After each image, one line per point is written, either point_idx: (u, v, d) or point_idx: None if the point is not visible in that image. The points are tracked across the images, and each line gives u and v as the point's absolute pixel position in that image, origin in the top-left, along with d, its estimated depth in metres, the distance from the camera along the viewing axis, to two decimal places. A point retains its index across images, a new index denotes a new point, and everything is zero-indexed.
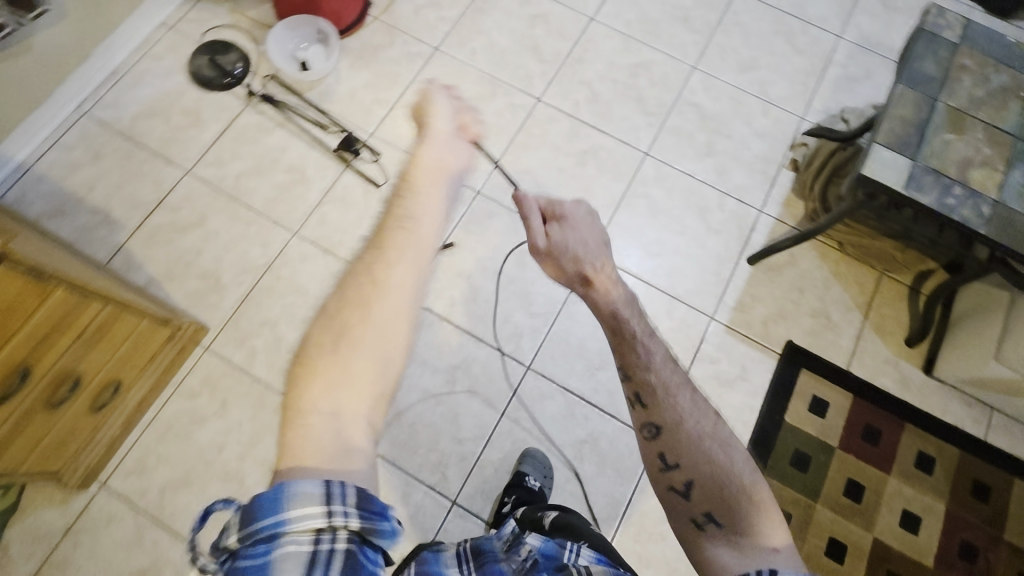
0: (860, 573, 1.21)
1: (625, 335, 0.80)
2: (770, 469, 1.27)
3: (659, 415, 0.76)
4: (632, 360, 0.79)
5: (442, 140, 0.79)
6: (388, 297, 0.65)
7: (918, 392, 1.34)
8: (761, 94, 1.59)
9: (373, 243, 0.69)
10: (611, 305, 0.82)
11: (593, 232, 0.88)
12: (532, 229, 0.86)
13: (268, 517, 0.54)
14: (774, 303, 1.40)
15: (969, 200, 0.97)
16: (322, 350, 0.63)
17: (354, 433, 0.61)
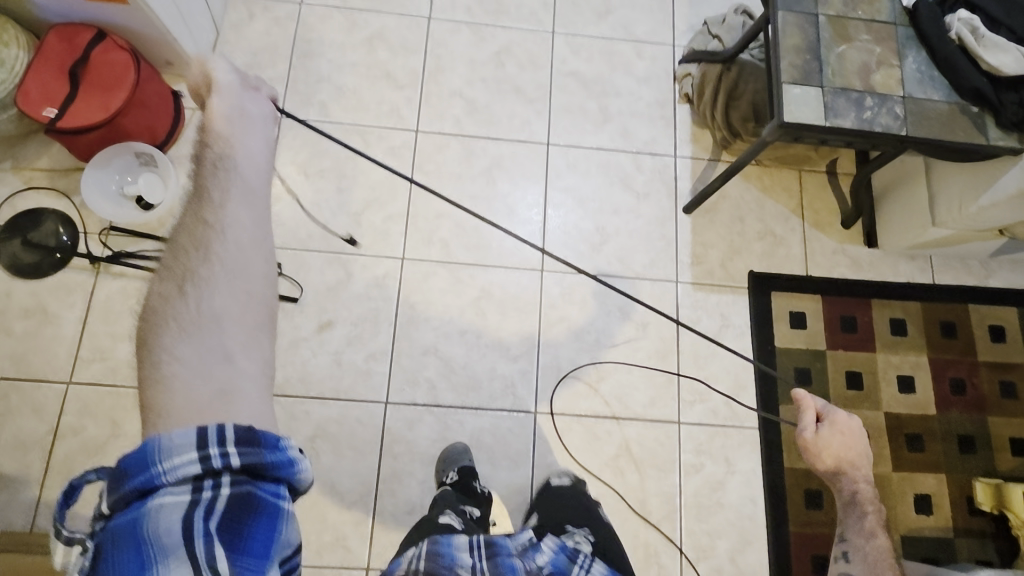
0: (887, 448, 1.31)
1: (846, 496, 1.09)
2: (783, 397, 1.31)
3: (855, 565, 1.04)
4: (853, 524, 1.08)
5: (230, 100, 0.76)
6: (227, 236, 0.63)
7: (871, 266, 1.42)
8: (628, 36, 1.53)
9: (195, 194, 0.67)
10: (849, 490, 1.09)
11: (852, 438, 1.08)
12: (805, 420, 1.08)
13: (139, 475, 0.53)
14: (724, 241, 1.41)
15: (881, 106, 0.98)
16: (168, 298, 0.61)
17: (233, 370, 0.59)
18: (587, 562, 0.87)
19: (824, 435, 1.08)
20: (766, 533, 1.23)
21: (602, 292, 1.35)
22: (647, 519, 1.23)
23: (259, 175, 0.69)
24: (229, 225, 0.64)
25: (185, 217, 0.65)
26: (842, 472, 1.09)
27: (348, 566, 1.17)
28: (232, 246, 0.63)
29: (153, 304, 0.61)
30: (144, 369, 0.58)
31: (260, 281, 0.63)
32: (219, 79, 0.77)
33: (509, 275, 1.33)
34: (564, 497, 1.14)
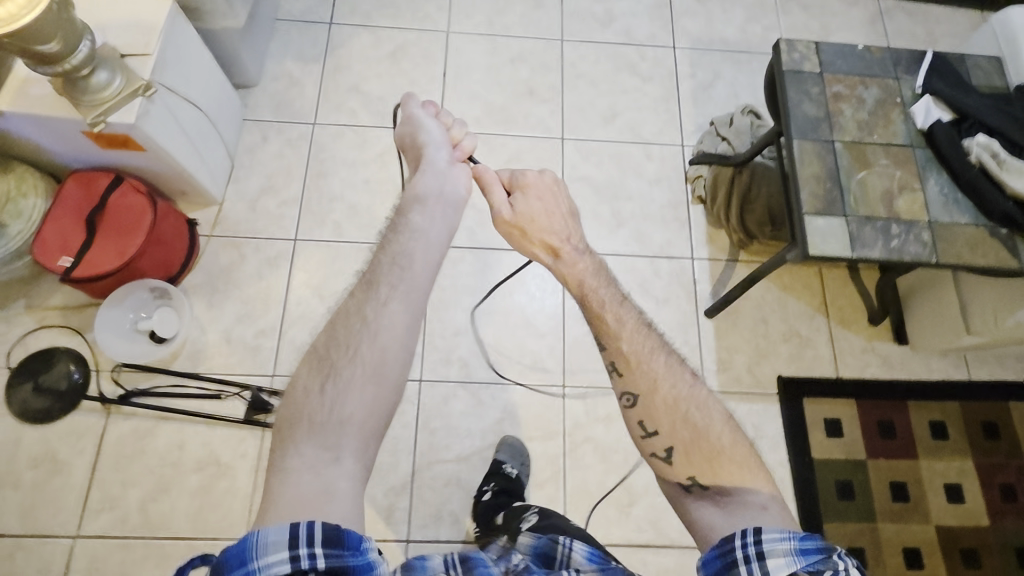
0: (942, 567, 1.23)
1: (590, 303, 0.78)
2: (825, 514, 1.25)
3: (635, 382, 0.72)
4: (606, 328, 0.76)
5: (434, 176, 0.87)
6: (376, 341, 0.70)
7: (902, 365, 1.37)
8: (636, 138, 1.56)
9: (365, 281, 0.76)
10: (574, 272, 0.81)
11: (554, 196, 0.88)
12: (494, 201, 0.88)
13: (238, 568, 0.52)
14: (749, 344, 1.37)
15: (908, 233, 0.96)
16: (308, 393, 0.67)
17: (340, 472, 0.62)
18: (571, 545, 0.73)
19: (515, 212, 0.86)
20: None
21: None
22: None
23: (422, 279, 0.76)
24: (382, 329, 0.70)
25: (348, 310, 0.73)
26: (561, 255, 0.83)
27: None
28: (376, 351, 0.69)
29: (295, 398, 0.68)
30: (276, 444, 0.65)
31: (394, 385, 0.69)
32: (429, 159, 0.90)
33: (530, 392, 1.30)
34: (554, 528, 0.92)
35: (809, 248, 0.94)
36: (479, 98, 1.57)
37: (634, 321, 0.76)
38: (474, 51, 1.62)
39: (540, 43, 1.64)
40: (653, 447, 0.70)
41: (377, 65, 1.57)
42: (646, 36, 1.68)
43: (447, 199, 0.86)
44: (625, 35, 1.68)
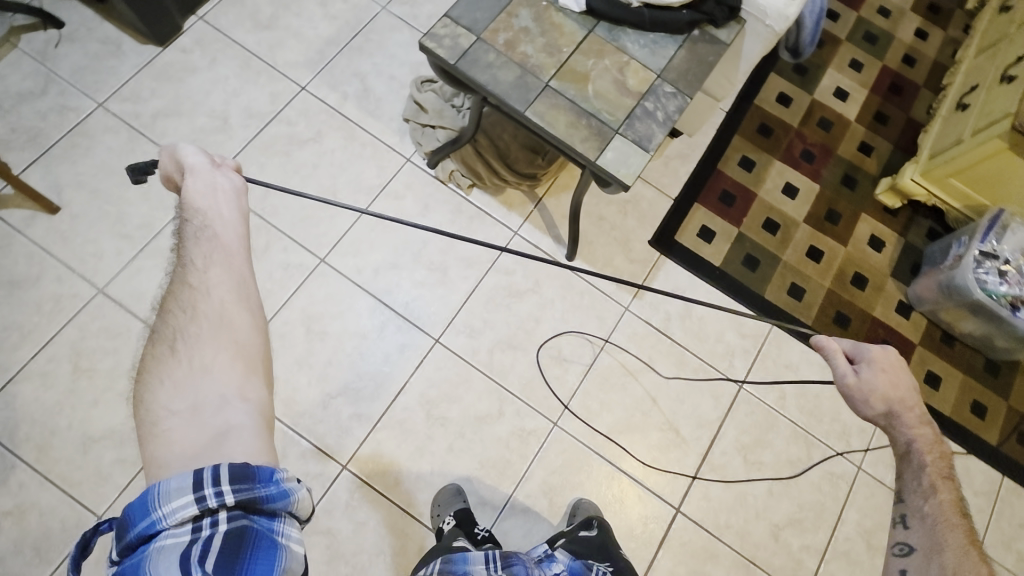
0: (827, 237, 1.57)
1: (910, 462, 0.82)
2: (759, 287, 1.50)
3: (916, 537, 0.77)
4: (912, 485, 0.81)
5: (202, 177, 0.75)
6: (211, 298, 0.64)
7: (691, 148, 1.60)
8: (370, 192, 1.42)
9: (177, 263, 0.68)
10: (906, 437, 0.83)
11: (902, 373, 0.86)
12: (837, 367, 0.86)
13: (141, 522, 0.48)
14: (613, 246, 1.49)
15: (657, 97, 1.03)
16: (158, 361, 0.59)
17: (232, 410, 0.57)
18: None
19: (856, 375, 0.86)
20: None
21: (605, 379, 1.37)
22: (802, 464, 1.37)
23: (237, 242, 0.72)
24: (212, 286, 0.65)
25: (167, 287, 0.66)
26: (897, 419, 0.84)
27: None
28: (216, 304, 0.64)
29: (141, 374, 0.59)
30: (135, 417, 0.56)
31: (252, 328, 0.64)
32: (188, 162, 0.76)
33: (542, 458, 1.28)
34: (600, 546, 0.97)
35: (625, 179, 0.98)
36: None
37: (954, 500, 0.78)
38: (149, 275, 1.28)
39: None
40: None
41: (82, 394, 1.18)
42: (271, 101, 1.46)
43: (225, 192, 0.75)
44: (252, 120, 1.44)
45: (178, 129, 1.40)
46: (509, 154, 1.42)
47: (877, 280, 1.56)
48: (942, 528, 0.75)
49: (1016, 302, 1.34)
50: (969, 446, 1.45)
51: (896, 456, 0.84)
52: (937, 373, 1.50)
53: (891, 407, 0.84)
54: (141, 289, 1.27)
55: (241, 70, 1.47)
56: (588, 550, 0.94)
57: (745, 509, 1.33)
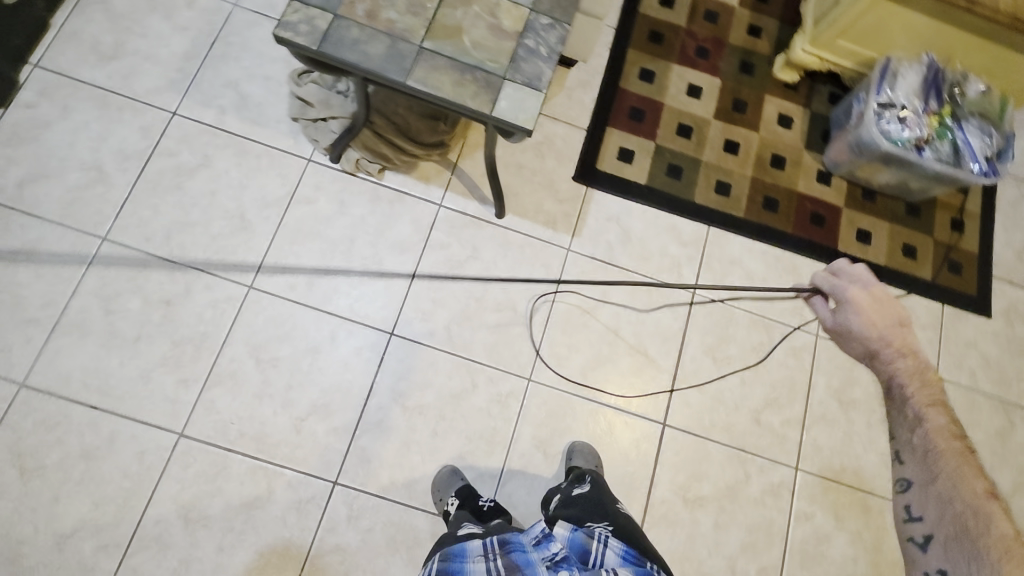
0: (739, 128, 1.60)
1: (894, 397, 0.86)
2: (687, 194, 1.53)
3: (911, 469, 0.80)
4: (900, 420, 0.84)
5: None
6: None
7: (589, 74, 1.58)
8: (280, 203, 1.35)
9: None
10: (888, 373, 0.87)
11: (886, 310, 0.91)
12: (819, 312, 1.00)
13: None
14: (539, 192, 1.47)
15: (535, 32, 1.00)
16: None
17: None
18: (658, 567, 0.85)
19: (838, 320, 0.95)
20: (788, 252, 1.53)
21: (565, 323, 1.38)
22: (766, 347, 1.44)
23: None
24: None
25: None
26: (877, 356, 0.90)
27: None
28: None
29: None
30: None
31: None
32: None
33: (526, 414, 1.30)
34: (597, 503, 1.02)
35: (526, 125, 0.96)
36: (149, 367, 1.21)
37: (944, 424, 0.80)
38: (71, 354, 1.19)
39: (97, 267, 1.25)
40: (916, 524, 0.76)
41: (40, 494, 1.12)
42: (144, 136, 1.35)
43: None
44: (130, 162, 1.33)
45: (50, 193, 1.28)
46: (410, 127, 1.37)
47: (794, 157, 1.60)
48: (934, 453, 0.78)
49: (920, 143, 1.40)
50: (908, 288, 1.55)
51: (884, 396, 0.88)
52: (867, 229, 1.58)
53: (870, 344, 0.90)
54: (66, 371, 1.18)
55: (100, 111, 1.35)
56: (585, 512, 0.99)
57: (725, 403, 1.39)
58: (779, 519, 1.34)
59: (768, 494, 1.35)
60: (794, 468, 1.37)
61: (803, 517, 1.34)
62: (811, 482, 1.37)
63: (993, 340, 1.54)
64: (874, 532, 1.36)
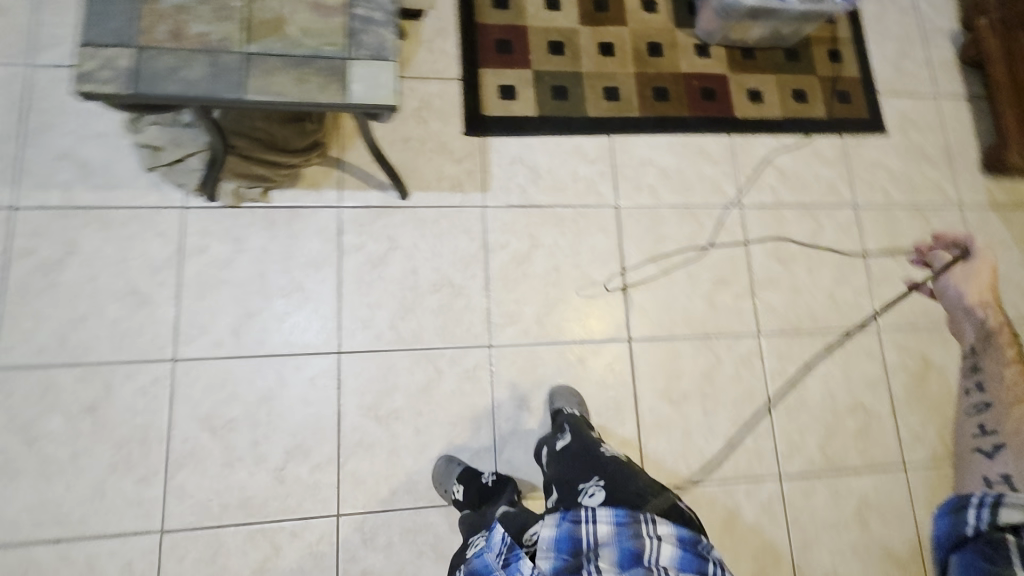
0: (607, 28, 1.56)
1: (988, 336, 0.86)
2: (580, 110, 1.50)
3: (992, 389, 0.78)
4: (992, 355, 0.82)
5: None
6: None
7: (442, 20, 1.49)
8: (171, 264, 1.24)
9: None
10: (982, 318, 0.90)
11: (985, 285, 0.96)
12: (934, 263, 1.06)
13: None
14: (435, 159, 1.41)
15: (362, 0, 0.92)
16: None
17: None
18: (652, 520, 0.90)
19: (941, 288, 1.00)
20: (691, 136, 1.54)
21: (506, 279, 1.36)
22: (697, 233, 1.48)
23: None
24: None
25: None
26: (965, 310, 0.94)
27: (781, 499, 1.35)
28: None
29: None
30: None
31: None
32: None
33: (499, 378, 1.30)
34: (582, 458, 1.04)
35: (390, 101, 0.89)
36: (101, 479, 1.13)
37: None
38: (10, 499, 1.10)
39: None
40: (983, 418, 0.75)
41: None
42: None
43: None
44: None
45: None
46: (274, 138, 1.21)
47: (669, 39, 1.58)
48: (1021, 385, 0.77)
49: None
50: (808, 131, 1.59)
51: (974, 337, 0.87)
52: (757, 87, 1.60)
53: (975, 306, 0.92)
54: (10, 517, 1.09)
55: None
56: (575, 472, 1.02)
57: (678, 298, 1.43)
58: (757, 384, 1.41)
59: (742, 366, 1.41)
60: (757, 333, 1.44)
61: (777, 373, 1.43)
62: (776, 341, 1.44)
63: (893, 154, 1.63)
64: (841, 363, 1.46)
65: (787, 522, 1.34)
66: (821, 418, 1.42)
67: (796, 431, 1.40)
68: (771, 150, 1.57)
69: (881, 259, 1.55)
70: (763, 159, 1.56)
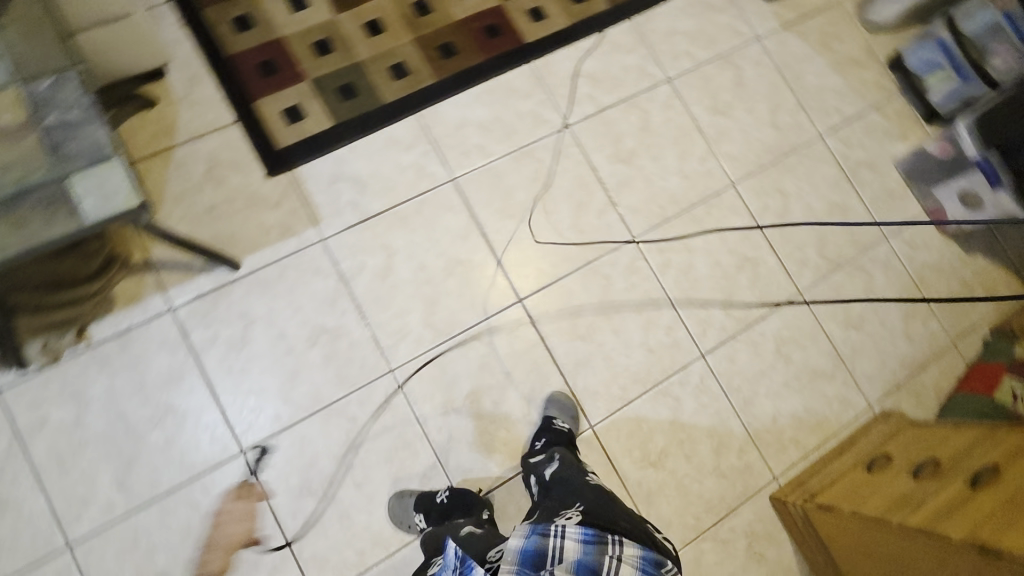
0: (364, 5, 1.46)
1: None
2: (376, 100, 1.41)
3: None
4: None
5: None
6: None
7: (190, 68, 1.35)
8: (15, 454, 1.10)
9: None
10: None
11: None
12: None
13: None
14: (251, 213, 1.29)
15: (54, 108, 0.83)
16: None
17: None
18: (618, 540, 0.92)
19: None
20: (494, 78, 1.49)
21: (380, 299, 1.31)
22: (541, 172, 1.47)
23: None
24: None
25: None
26: None
27: (711, 374, 1.43)
28: None
29: None
30: None
31: None
32: None
33: (415, 395, 1.28)
34: (569, 487, 1.07)
35: (132, 200, 0.81)
36: None
37: None
38: None
39: None
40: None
41: None
42: None
43: None
44: None
45: None
46: (62, 276, 1.13)
47: None
48: None
49: None
50: (600, 27, 1.58)
51: None
52: (534, 4, 1.56)
53: None
54: None
55: None
56: (560, 497, 1.05)
57: (549, 240, 1.43)
58: (651, 284, 1.46)
59: (631, 274, 1.45)
60: (632, 238, 1.47)
61: (665, 267, 1.47)
62: (651, 237, 1.48)
63: (683, 16, 1.65)
64: (713, 230, 1.52)
65: (724, 391, 1.43)
66: (717, 286, 1.49)
67: (700, 310, 1.47)
68: (574, 60, 1.56)
69: (710, 119, 1.61)
70: (570, 72, 1.55)
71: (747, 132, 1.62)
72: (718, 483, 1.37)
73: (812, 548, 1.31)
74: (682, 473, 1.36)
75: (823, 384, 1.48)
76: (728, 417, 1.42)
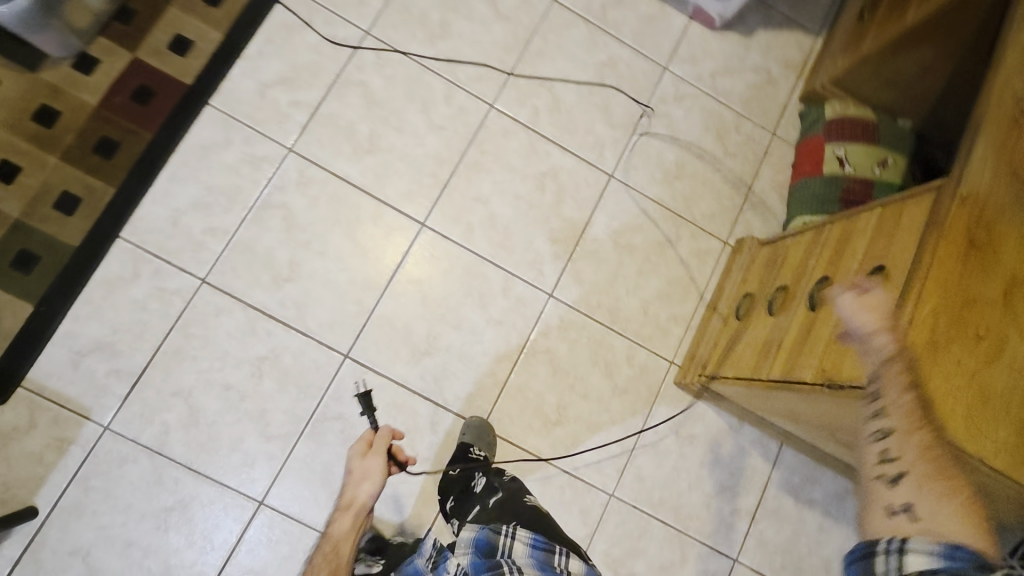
0: None
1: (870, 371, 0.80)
2: (65, 250, 1.18)
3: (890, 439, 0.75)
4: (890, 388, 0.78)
5: None
6: None
7: None
8: None
9: None
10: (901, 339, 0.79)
11: None
12: None
13: None
14: (13, 449, 1.12)
15: None
16: None
17: None
18: (566, 554, 1.00)
19: None
20: (179, 146, 1.25)
21: (205, 446, 1.18)
22: (291, 215, 1.27)
23: None
24: None
25: None
26: None
27: (568, 307, 1.36)
28: None
29: None
30: None
31: None
32: None
33: (299, 509, 1.20)
34: (506, 503, 1.07)
35: None
36: None
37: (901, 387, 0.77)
38: None
39: None
40: (887, 467, 0.72)
41: None
42: None
43: None
44: None
45: None
46: None
47: (46, 89, 1.21)
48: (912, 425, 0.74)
49: None
50: (258, 18, 1.32)
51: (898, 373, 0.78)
52: (171, 34, 1.28)
53: None
54: None
55: None
56: (496, 513, 1.06)
57: (341, 278, 1.28)
58: (465, 257, 1.34)
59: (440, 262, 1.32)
60: (421, 224, 1.33)
61: (470, 233, 1.34)
62: (441, 212, 1.34)
63: None
64: (498, 165, 1.38)
65: (588, 315, 1.36)
66: (529, 220, 1.37)
67: (526, 251, 1.36)
68: (252, 72, 1.30)
69: (433, 49, 1.39)
70: (256, 88, 1.30)
71: (478, 41, 1.42)
72: (625, 399, 1.35)
73: (733, 407, 1.33)
74: (586, 414, 1.33)
75: (674, 249, 1.43)
76: (604, 335, 1.37)
